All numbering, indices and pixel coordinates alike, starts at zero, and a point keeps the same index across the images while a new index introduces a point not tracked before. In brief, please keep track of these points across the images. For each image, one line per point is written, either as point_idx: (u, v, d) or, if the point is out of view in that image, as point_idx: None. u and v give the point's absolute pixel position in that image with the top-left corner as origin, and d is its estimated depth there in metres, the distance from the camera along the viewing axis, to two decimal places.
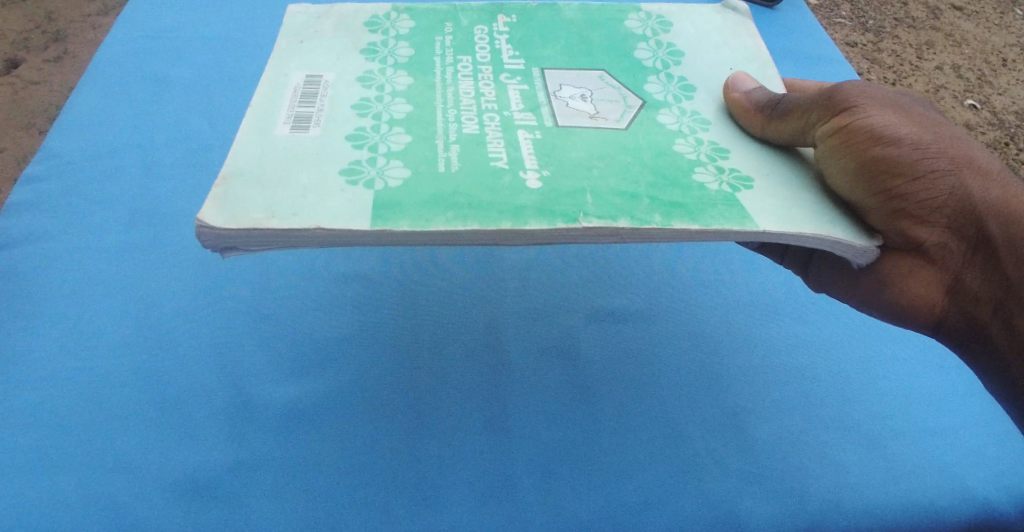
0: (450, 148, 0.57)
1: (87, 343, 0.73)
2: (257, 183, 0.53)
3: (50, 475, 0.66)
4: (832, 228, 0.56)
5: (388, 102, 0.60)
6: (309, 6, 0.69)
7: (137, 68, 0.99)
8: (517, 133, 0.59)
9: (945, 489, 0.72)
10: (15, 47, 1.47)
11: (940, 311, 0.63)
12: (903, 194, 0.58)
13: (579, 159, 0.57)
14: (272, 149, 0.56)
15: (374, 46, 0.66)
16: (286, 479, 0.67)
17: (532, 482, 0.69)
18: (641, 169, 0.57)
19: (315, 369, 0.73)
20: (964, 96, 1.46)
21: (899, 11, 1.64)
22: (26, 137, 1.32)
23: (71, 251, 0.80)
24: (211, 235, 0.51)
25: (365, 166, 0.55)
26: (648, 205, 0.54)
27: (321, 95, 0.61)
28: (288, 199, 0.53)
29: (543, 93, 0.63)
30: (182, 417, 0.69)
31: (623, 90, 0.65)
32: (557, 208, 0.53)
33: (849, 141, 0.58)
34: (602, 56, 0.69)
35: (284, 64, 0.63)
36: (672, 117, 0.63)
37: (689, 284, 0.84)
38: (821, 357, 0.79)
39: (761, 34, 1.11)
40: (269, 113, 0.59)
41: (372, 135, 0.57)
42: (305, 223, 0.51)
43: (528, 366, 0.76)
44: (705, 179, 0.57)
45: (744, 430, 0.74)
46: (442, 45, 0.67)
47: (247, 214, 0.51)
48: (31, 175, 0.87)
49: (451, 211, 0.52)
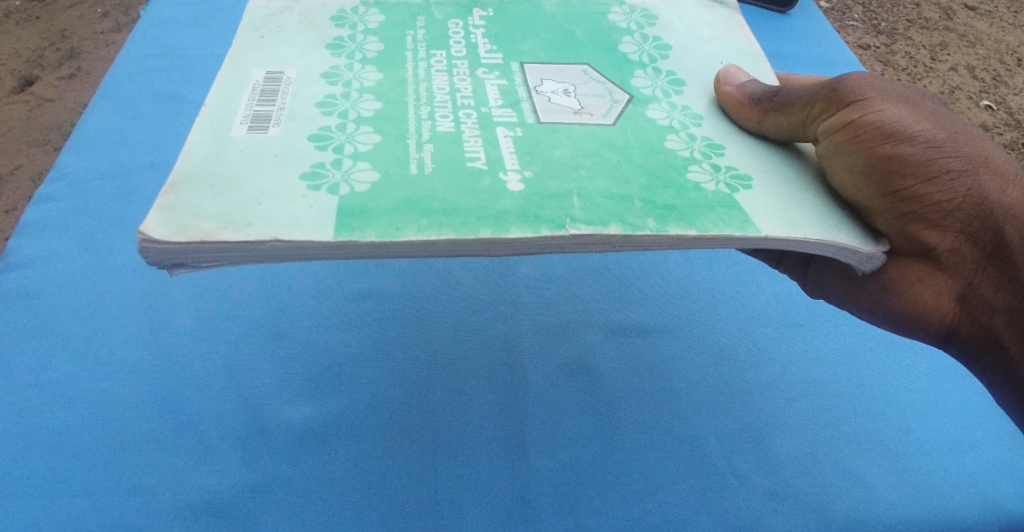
0: (424, 147, 0.55)
1: (100, 362, 0.72)
2: (208, 191, 0.51)
3: (61, 498, 0.64)
4: (838, 233, 0.54)
5: (355, 99, 0.59)
6: (270, 2, 0.67)
7: (147, 85, 0.99)
8: (496, 131, 0.57)
9: (973, 503, 0.70)
10: (29, 65, 1.48)
11: (951, 319, 0.61)
12: (915, 195, 0.56)
13: (564, 157, 0.56)
14: (229, 151, 0.54)
15: (341, 41, 0.65)
16: (300, 501, 0.65)
17: (550, 501, 0.67)
18: (632, 169, 0.56)
19: (331, 388, 0.72)
20: (979, 96, 1.44)
21: (911, 12, 1.62)
22: (40, 154, 1.32)
23: (83, 269, 0.79)
24: (155, 249, 0.48)
25: (329, 169, 0.53)
26: (641, 209, 0.53)
27: (282, 93, 0.59)
28: (242, 207, 0.50)
29: (522, 88, 0.62)
30: (196, 437, 0.68)
31: (609, 85, 0.64)
32: (541, 214, 0.51)
33: (856, 137, 0.57)
34: (583, 48, 0.68)
35: (241, 61, 0.61)
36: (662, 112, 0.62)
37: (706, 297, 0.83)
38: (841, 369, 0.78)
39: (771, 41, 1.10)
40: (226, 112, 0.57)
41: (338, 135, 0.56)
42: (260, 234, 0.49)
43: (547, 382, 0.74)
44: (700, 179, 0.56)
45: (765, 445, 0.72)
46: (413, 39, 0.66)
47: (197, 223, 0.49)
48: (44, 195, 0.86)
49: (425, 219, 0.50)
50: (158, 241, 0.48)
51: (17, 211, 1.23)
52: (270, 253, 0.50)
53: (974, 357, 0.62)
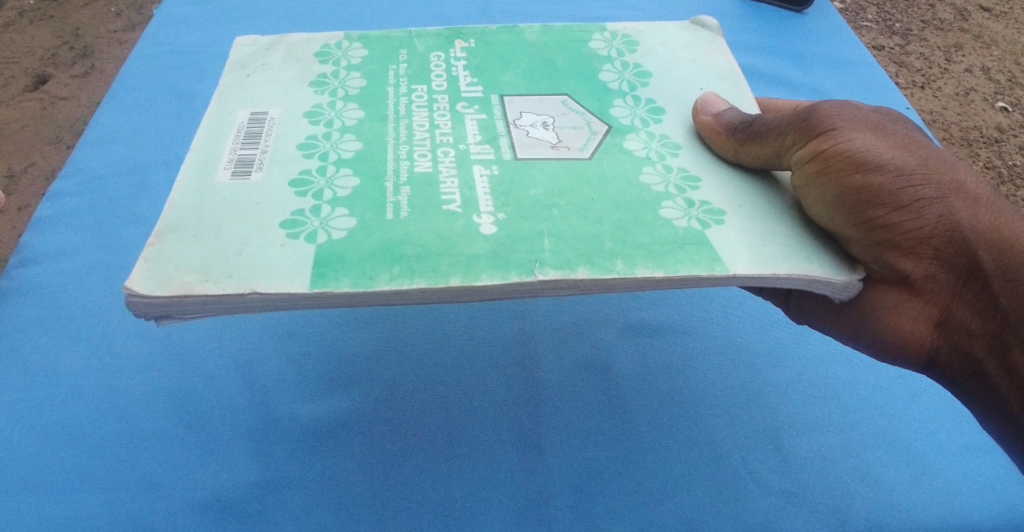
0: (401, 190, 0.57)
1: (113, 361, 0.72)
2: (191, 241, 0.53)
3: (75, 496, 0.64)
4: (810, 265, 0.55)
5: (336, 139, 0.60)
6: (256, 39, 0.69)
7: (158, 79, 0.99)
8: (473, 170, 0.59)
9: (994, 509, 0.69)
10: (43, 64, 1.50)
11: (930, 345, 0.62)
12: (886, 224, 0.57)
13: (539, 197, 0.57)
14: (211, 198, 0.56)
15: (325, 78, 0.66)
16: (312, 499, 0.65)
17: (564, 504, 0.66)
18: (605, 206, 0.57)
19: (343, 385, 0.71)
20: (995, 98, 1.42)
21: (926, 13, 1.60)
22: (54, 152, 1.34)
23: (95, 266, 0.79)
24: (140, 302, 0.50)
25: (308, 216, 0.55)
26: (613, 253, 0.54)
27: (265, 135, 0.61)
28: (222, 258, 0.52)
29: (501, 122, 0.63)
30: (209, 435, 0.68)
31: (588, 115, 0.65)
32: (512, 260, 0.53)
33: (828, 167, 0.57)
34: (564, 79, 0.68)
35: (227, 102, 0.63)
36: (640, 142, 0.63)
37: (730, 299, 0.81)
38: (860, 372, 0.76)
39: (791, 36, 1.08)
40: (210, 158, 0.59)
41: (318, 179, 0.57)
42: (239, 287, 0.51)
43: (562, 385, 0.73)
44: (673, 215, 0.57)
45: (784, 447, 0.70)
46: (396, 73, 0.67)
47: (178, 276, 0.51)
48: (57, 190, 0.86)
49: (397, 267, 0.52)
50: (142, 296, 0.50)
51: (30, 209, 1.25)
52: (250, 303, 0.52)
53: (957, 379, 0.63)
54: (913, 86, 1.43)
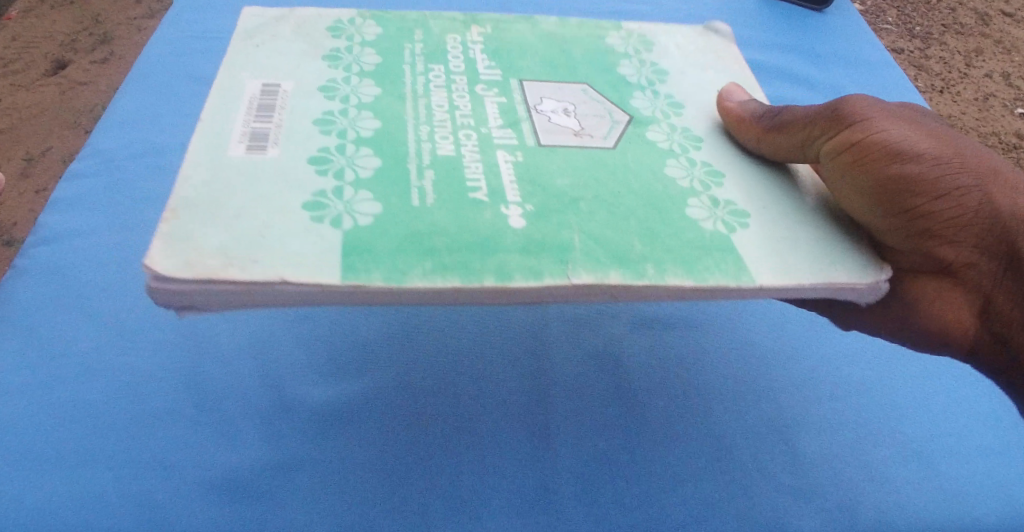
0: (424, 174, 0.57)
1: (130, 340, 0.72)
2: (211, 223, 0.53)
3: (89, 474, 0.65)
4: (835, 273, 0.55)
5: (354, 117, 0.61)
6: (266, 10, 0.69)
7: (180, 66, 0.99)
8: (496, 154, 0.60)
9: (1002, 512, 0.68)
10: (62, 49, 1.51)
11: (973, 335, 0.62)
12: (925, 213, 0.58)
13: (565, 188, 0.58)
14: (227, 174, 0.56)
15: (338, 53, 0.67)
16: (324, 482, 0.65)
17: (575, 495, 0.66)
18: (632, 200, 0.58)
19: (354, 372, 0.72)
20: (1015, 104, 1.40)
21: (947, 18, 1.58)
22: (72, 137, 1.35)
23: (115, 247, 0.80)
24: (162, 291, 0.49)
25: (332, 199, 0.55)
26: (642, 253, 0.54)
27: (278, 108, 0.61)
28: (245, 242, 0.52)
29: (521, 106, 0.64)
30: (224, 417, 0.68)
31: (609, 105, 0.66)
32: (545, 250, 0.53)
33: (862, 159, 0.58)
34: (583, 68, 0.69)
35: (236, 71, 0.63)
36: (662, 133, 0.64)
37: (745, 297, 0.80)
38: (874, 371, 0.76)
39: (813, 34, 1.07)
40: (223, 131, 0.59)
41: (338, 158, 0.58)
42: (263, 274, 0.50)
43: (573, 375, 0.73)
44: (699, 216, 0.58)
45: (793, 445, 0.70)
46: (412, 52, 0.68)
47: (200, 260, 0.50)
48: (76, 170, 0.87)
49: (429, 262, 0.52)
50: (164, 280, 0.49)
51: (46, 192, 1.26)
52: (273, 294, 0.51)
53: (998, 370, 0.63)
54: (932, 91, 1.42)
